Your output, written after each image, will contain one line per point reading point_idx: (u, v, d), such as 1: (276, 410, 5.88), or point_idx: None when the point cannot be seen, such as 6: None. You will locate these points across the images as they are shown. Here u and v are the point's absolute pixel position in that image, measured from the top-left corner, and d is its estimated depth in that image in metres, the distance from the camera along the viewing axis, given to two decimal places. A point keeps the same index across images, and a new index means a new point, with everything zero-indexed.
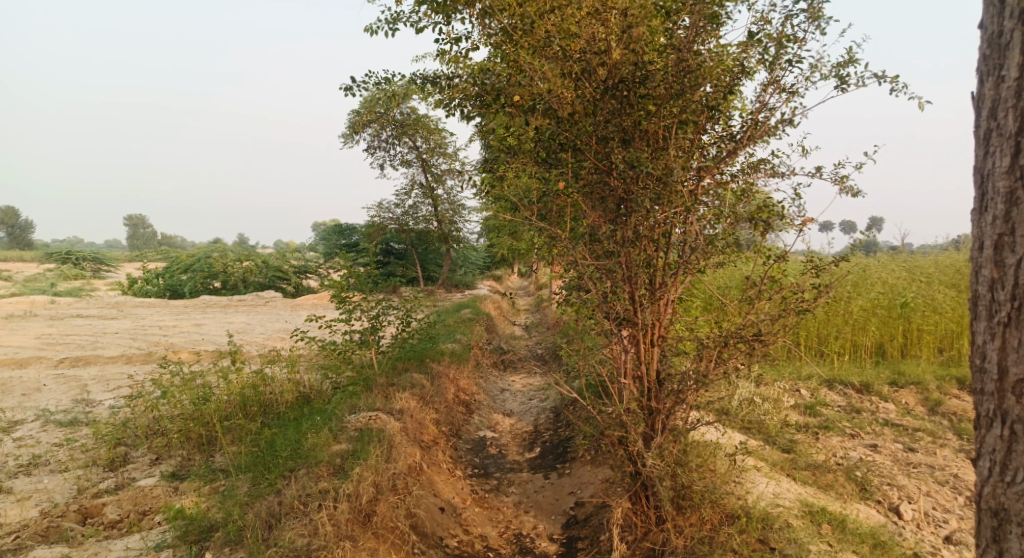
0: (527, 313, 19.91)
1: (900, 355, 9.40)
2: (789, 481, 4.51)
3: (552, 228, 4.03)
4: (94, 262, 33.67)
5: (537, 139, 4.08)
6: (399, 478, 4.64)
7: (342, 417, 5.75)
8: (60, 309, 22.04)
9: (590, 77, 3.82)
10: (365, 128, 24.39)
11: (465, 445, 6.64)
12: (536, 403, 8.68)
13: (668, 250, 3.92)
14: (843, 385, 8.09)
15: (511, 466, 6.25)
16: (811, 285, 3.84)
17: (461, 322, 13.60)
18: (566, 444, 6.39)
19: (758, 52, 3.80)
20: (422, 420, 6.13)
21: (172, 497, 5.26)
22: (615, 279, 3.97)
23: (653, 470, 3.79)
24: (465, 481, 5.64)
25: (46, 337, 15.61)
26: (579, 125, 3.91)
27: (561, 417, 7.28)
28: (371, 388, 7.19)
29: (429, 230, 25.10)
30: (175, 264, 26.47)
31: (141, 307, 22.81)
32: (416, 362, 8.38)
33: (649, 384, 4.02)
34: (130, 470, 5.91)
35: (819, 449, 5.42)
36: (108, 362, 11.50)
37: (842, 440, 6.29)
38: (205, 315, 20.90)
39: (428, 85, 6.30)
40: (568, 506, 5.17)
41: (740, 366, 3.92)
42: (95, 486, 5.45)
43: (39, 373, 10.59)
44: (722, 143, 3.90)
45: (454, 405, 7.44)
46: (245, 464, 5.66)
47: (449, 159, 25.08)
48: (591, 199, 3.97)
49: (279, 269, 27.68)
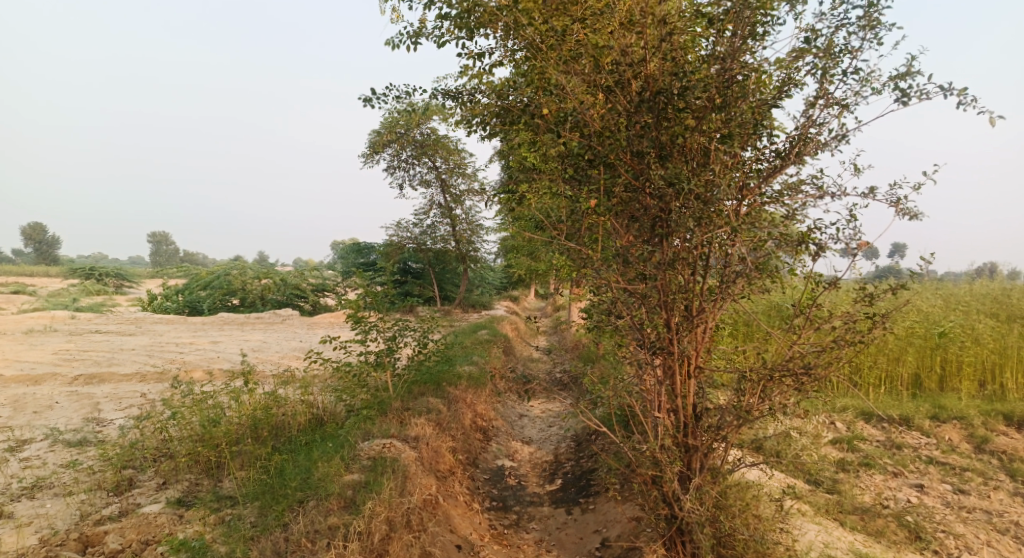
0: (545, 336, 19.60)
1: (938, 388, 8.87)
2: (837, 528, 4.20)
3: (581, 250, 3.80)
4: (117, 278, 34.07)
5: (566, 154, 3.85)
6: (414, 513, 4.36)
7: (355, 444, 5.48)
8: (79, 324, 22.16)
9: (624, 89, 3.61)
10: (385, 147, 24.47)
11: (483, 476, 6.35)
12: (557, 431, 8.36)
13: (707, 275, 3.66)
14: (881, 418, 7.69)
15: (531, 499, 5.94)
16: (864, 315, 3.53)
17: (479, 344, 13.34)
18: (589, 477, 6.08)
19: (806, 64, 3.54)
20: (438, 449, 5.85)
21: (177, 526, 5.02)
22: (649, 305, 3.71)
23: (691, 515, 3.46)
24: (484, 515, 5.34)
25: (64, 352, 15.61)
26: (612, 140, 3.65)
27: (583, 447, 6.96)
28: (386, 413, 6.93)
29: (447, 250, 24.99)
30: (195, 281, 26.60)
31: (160, 323, 22.86)
32: (433, 386, 8.13)
33: (685, 419, 3.74)
34: (135, 496, 5.69)
35: (864, 489, 5.06)
36: (122, 379, 11.38)
37: (885, 479, 5.91)
38: (222, 333, 20.86)
39: (449, 100, 6.14)
40: (593, 546, 4.85)
41: (785, 401, 3.63)
42: (98, 512, 5.23)
43: (52, 389, 10.49)
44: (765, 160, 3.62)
45: (471, 432, 7.16)
46: (253, 491, 5.42)
47: (468, 179, 25.02)
48: (624, 219, 3.75)
49: (297, 287, 27.67)
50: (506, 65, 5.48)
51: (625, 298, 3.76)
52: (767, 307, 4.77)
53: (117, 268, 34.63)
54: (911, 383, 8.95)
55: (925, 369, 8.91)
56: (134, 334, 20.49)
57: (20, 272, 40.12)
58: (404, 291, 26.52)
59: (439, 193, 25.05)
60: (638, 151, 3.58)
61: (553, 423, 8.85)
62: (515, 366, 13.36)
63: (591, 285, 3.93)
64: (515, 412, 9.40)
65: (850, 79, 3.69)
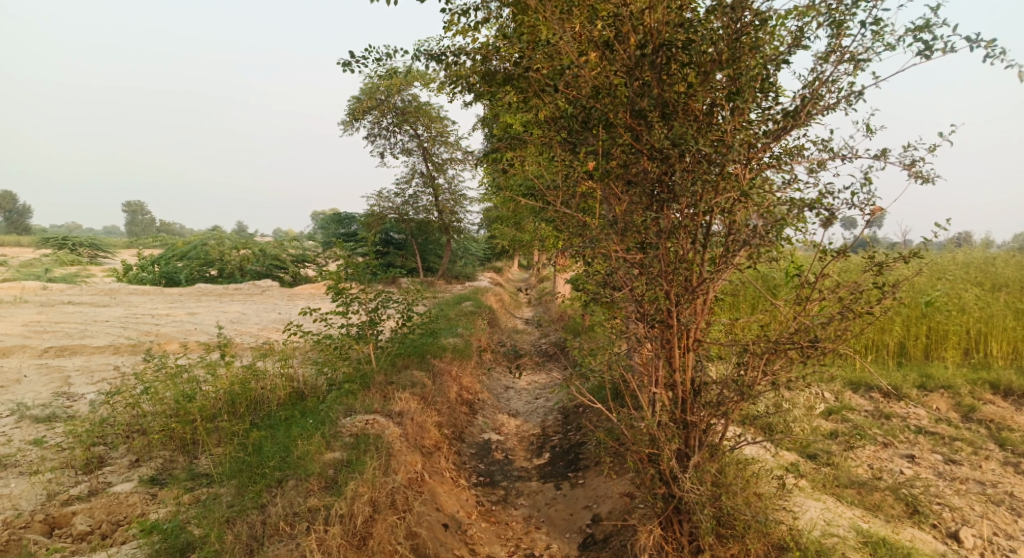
0: (529, 307, 19.45)
1: (924, 356, 8.89)
2: (836, 503, 4.10)
3: (577, 216, 3.57)
4: (91, 248, 33.23)
5: (561, 113, 3.60)
6: (399, 493, 4.18)
7: (336, 420, 5.24)
8: (51, 295, 21.56)
9: (624, 43, 3.38)
10: (366, 114, 23.87)
11: (469, 450, 6.20)
12: (544, 403, 8.23)
13: (709, 243, 3.47)
14: (869, 389, 7.65)
15: (520, 473, 5.81)
16: (873, 285, 3.35)
17: (463, 316, 13.13)
18: (578, 450, 5.95)
19: (819, 16, 3.32)
20: (423, 424, 5.67)
21: (150, 506, 4.81)
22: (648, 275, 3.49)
23: (691, 495, 3.32)
24: (471, 491, 5.19)
25: (34, 324, 15.14)
26: (611, 97, 3.40)
27: (572, 420, 6.83)
28: (369, 386, 6.72)
29: (429, 220, 24.61)
30: (171, 251, 25.99)
31: (135, 294, 22.34)
32: (417, 358, 7.93)
33: (683, 394, 3.58)
34: (106, 474, 5.45)
35: (858, 462, 4.98)
36: (95, 352, 11.03)
37: (875, 450, 5.85)
38: (200, 304, 20.43)
39: (433, 60, 5.81)
40: (584, 522, 4.73)
41: (789, 376, 3.46)
42: (65, 492, 5.00)
43: (21, 363, 10.12)
44: (772, 121, 3.43)
45: (456, 406, 6.99)
46: (230, 469, 5.21)
47: (451, 148, 24.54)
48: (622, 183, 3.53)
49: (276, 258, 27.16)
50: (493, 20, 5.16)
51: (623, 268, 3.56)
52: (767, 277, 4.61)
53: (90, 238, 33.74)
54: (896, 352, 8.93)
55: (911, 339, 8.89)
56: (108, 305, 19.97)
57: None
58: (386, 261, 26.15)
59: (421, 162, 24.56)
60: (640, 109, 3.36)
61: (539, 395, 8.71)
62: (499, 337, 13.20)
63: (585, 253, 3.72)
64: (501, 384, 9.25)
65: (864, 33, 3.47)
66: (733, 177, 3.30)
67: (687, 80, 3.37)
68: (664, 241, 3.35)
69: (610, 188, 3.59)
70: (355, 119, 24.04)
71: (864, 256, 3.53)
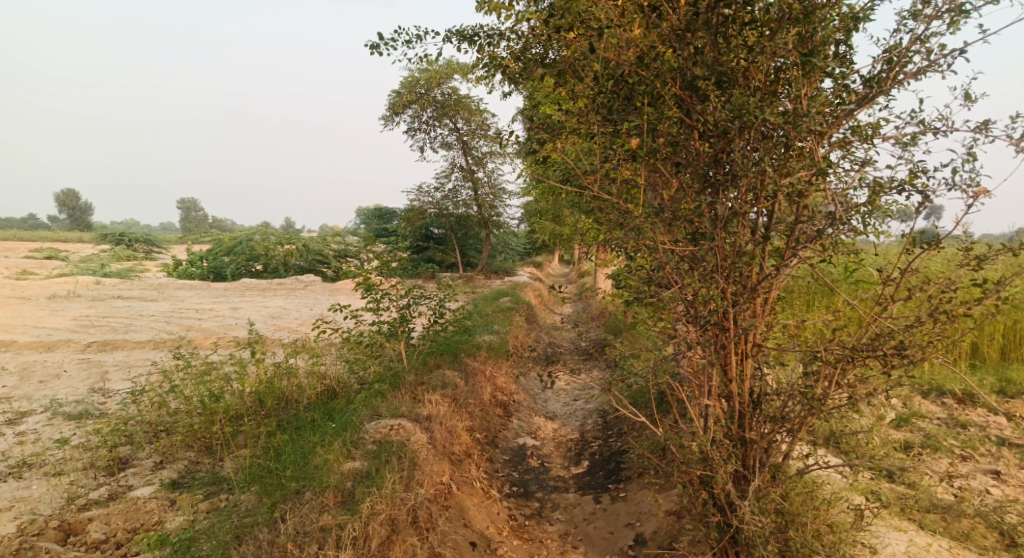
0: (570, 302, 19.01)
1: (1001, 358, 8.06)
2: (917, 532, 3.57)
3: (618, 202, 3.15)
4: (146, 244, 34.29)
5: (600, 88, 3.20)
6: (422, 509, 3.87)
7: (359, 425, 4.93)
8: (103, 290, 22.17)
9: (674, 4, 2.96)
10: (405, 109, 23.78)
11: (503, 456, 5.84)
12: (583, 406, 7.80)
13: (773, 232, 3.00)
14: (941, 394, 6.95)
15: (556, 483, 5.41)
16: (973, 280, 2.80)
17: (500, 312, 12.78)
18: (619, 459, 5.52)
19: None
20: (453, 429, 5.34)
21: (168, 513, 4.61)
22: (701, 271, 3.05)
23: (751, 527, 2.88)
24: (502, 504, 4.82)
25: (84, 318, 15.50)
26: (657, 66, 2.99)
27: (612, 425, 6.39)
28: (399, 387, 6.42)
29: (468, 215, 24.37)
30: (217, 246, 26.46)
31: (182, 289, 22.79)
32: (451, 357, 7.60)
33: (741, 407, 3.12)
34: (128, 476, 5.31)
35: (938, 480, 4.40)
36: (136, 346, 11.11)
37: (954, 464, 5.23)
38: (243, 298, 20.67)
39: (464, 42, 5.43)
40: (625, 543, 4.31)
41: (867, 388, 2.93)
42: (85, 495, 4.85)
43: (64, 357, 10.25)
44: (850, 90, 2.92)
45: (490, 408, 6.64)
46: (252, 475, 4.98)
47: (490, 141, 24.21)
48: (671, 165, 3.10)
49: (319, 253, 27.36)
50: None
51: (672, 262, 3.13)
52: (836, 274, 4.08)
53: (143, 234, 34.78)
54: (969, 353, 8.14)
55: (986, 340, 8.10)
56: (156, 299, 20.39)
57: (51, 239, 40.68)
58: (425, 256, 26.04)
59: (461, 155, 24.29)
60: (691, 79, 2.93)
61: (579, 396, 8.28)
62: (538, 334, 12.82)
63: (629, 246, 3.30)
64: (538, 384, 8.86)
65: None
66: (802, 153, 2.84)
67: (749, 43, 2.93)
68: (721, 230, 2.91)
69: (658, 171, 3.17)
70: (395, 113, 23.93)
71: (961, 247, 2.96)
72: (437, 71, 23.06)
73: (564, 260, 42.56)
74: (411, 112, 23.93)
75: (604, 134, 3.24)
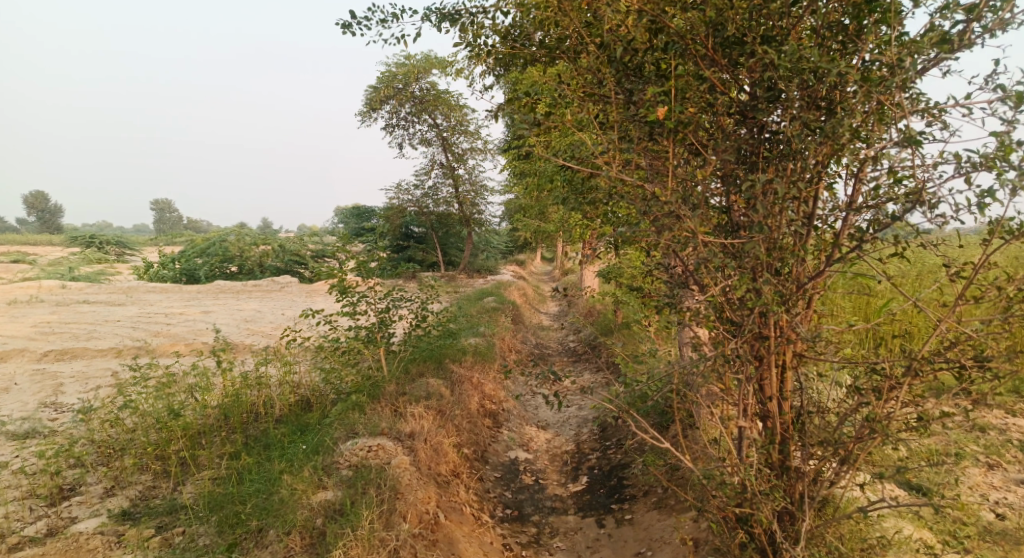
0: (555, 302, 18.57)
1: None
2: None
3: (651, 186, 2.75)
4: (117, 246, 33.16)
5: (620, 53, 2.83)
6: (406, 549, 3.38)
7: (334, 444, 4.38)
8: (68, 294, 21.20)
9: None
10: (383, 105, 23.17)
11: (494, 473, 5.34)
12: (577, 414, 7.32)
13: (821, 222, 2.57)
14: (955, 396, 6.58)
15: (553, 504, 4.93)
16: None
17: (485, 313, 12.27)
18: (621, 476, 5.05)
19: None
20: (439, 447, 4.84)
21: (113, 551, 4.04)
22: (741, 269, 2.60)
23: None
24: (496, 531, 4.33)
25: (44, 325, 14.66)
26: (688, 25, 2.63)
27: (611, 435, 5.93)
28: (378, 399, 5.89)
29: (450, 213, 23.80)
30: (190, 248, 25.57)
31: (153, 292, 21.92)
32: (435, 363, 7.07)
33: (783, 431, 2.67)
34: (72, 507, 4.72)
35: (977, 497, 3.99)
36: (97, 355, 10.41)
37: (982, 474, 4.84)
38: (216, 302, 19.88)
39: (446, 19, 4.91)
40: None
41: (936, 408, 2.47)
42: (20, 532, 4.26)
43: (17, 368, 9.52)
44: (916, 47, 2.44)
45: (478, 419, 6.14)
46: (212, 504, 4.42)
47: (471, 137, 23.65)
48: (701, 147, 2.73)
49: (296, 253, 26.58)
50: None
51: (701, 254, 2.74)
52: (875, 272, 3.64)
53: (114, 235, 33.67)
54: None
55: None
56: (125, 303, 19.55)
57: (18, 241, 39.26)
58: (406, 256, 25.41)
59: (441, 152, 23.70)
60: (729, 39, 2.60)
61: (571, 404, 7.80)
62: (524, 335, 12.35)
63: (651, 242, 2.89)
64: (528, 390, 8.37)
65: None
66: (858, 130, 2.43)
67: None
68: (765, 222, 2.45)
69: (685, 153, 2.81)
70: (373, 109, 23.29)
71: None
72: (416, 65, 22.46)
73: (546, 258, 42.21)
74: (389, 107, 23.30)
75: (626, 106, 2.87)
